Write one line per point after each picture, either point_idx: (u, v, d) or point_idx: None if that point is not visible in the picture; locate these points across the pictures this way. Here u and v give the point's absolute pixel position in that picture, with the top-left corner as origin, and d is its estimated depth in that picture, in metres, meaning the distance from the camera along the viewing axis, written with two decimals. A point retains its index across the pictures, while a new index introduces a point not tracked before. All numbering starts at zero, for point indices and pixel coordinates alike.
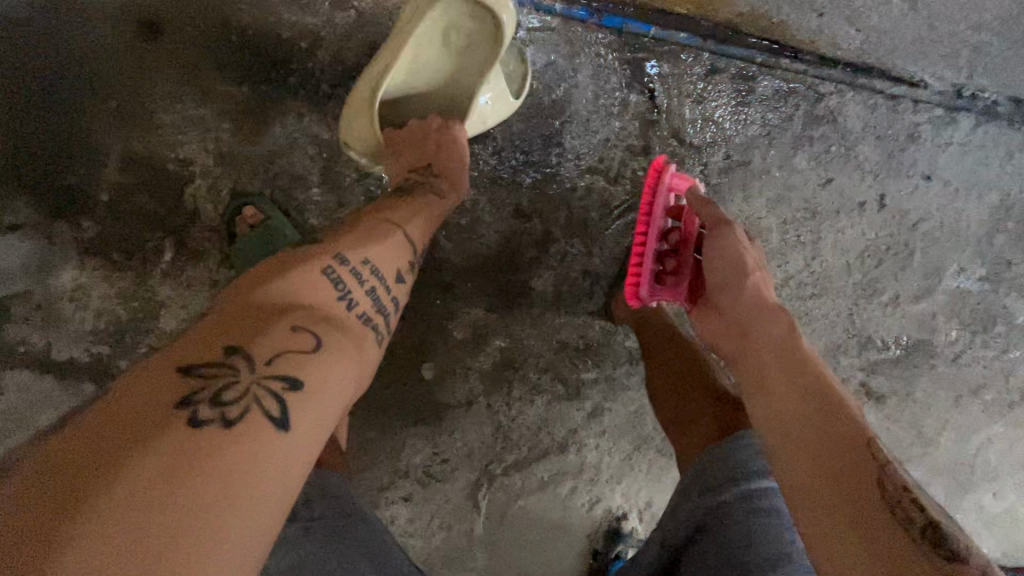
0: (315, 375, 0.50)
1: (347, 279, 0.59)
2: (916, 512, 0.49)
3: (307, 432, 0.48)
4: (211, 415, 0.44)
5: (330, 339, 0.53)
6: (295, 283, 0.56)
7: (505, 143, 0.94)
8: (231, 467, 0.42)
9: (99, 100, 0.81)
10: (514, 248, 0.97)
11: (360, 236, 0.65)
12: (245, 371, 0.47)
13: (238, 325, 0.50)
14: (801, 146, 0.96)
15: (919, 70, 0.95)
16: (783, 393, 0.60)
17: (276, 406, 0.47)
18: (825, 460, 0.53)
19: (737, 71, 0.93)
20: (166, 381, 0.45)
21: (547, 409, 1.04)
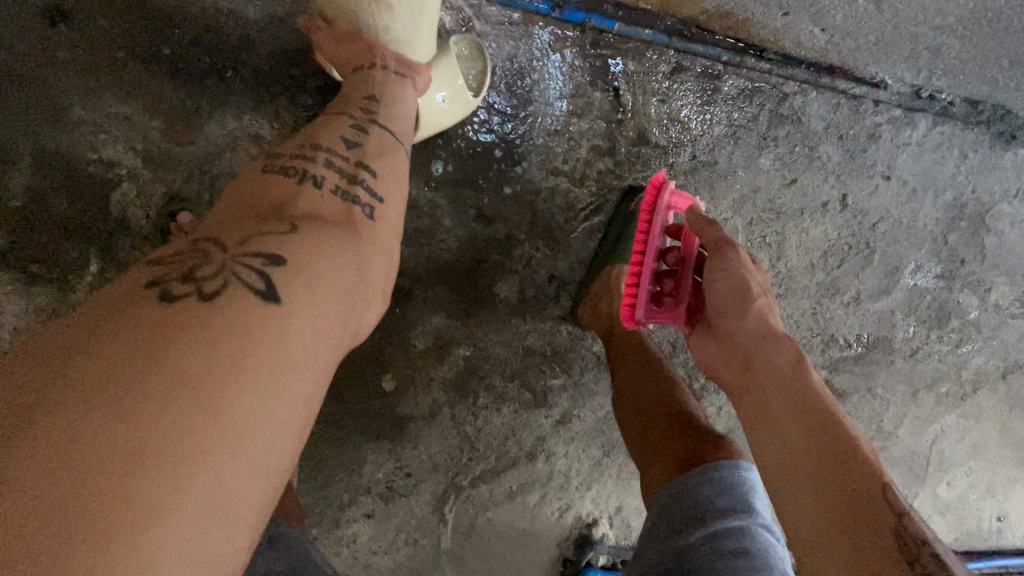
0: (295, 250, 0.49)
1: (298, 164, 0.58)
2: (938, 567, 0.47)
3: (301, 302, 0.46)
4: (185, 290, 0.42)
5: (307, 221, 0.52)
6: (260, 181, 0.56)
7: (465, 143, 0.89)
8: (218, 336, 0.40)
9: (10, 95, 0.72)
10: (477, 253, 0.92)
11: (300, 139, 0.63)
12: (219, 251, 0.46)
13: (221, 221, 0.51)
14: (766, 146, 0.95)
15: (879, 71, 0.95)
16: (790, 430, 0.59)
17: (259, 280, 0.45)
18: (838, 507, 0.52)
19: (702, 69, 0.91)
20: (136, 272, 0.44)
21: (514, 418, 1.01)
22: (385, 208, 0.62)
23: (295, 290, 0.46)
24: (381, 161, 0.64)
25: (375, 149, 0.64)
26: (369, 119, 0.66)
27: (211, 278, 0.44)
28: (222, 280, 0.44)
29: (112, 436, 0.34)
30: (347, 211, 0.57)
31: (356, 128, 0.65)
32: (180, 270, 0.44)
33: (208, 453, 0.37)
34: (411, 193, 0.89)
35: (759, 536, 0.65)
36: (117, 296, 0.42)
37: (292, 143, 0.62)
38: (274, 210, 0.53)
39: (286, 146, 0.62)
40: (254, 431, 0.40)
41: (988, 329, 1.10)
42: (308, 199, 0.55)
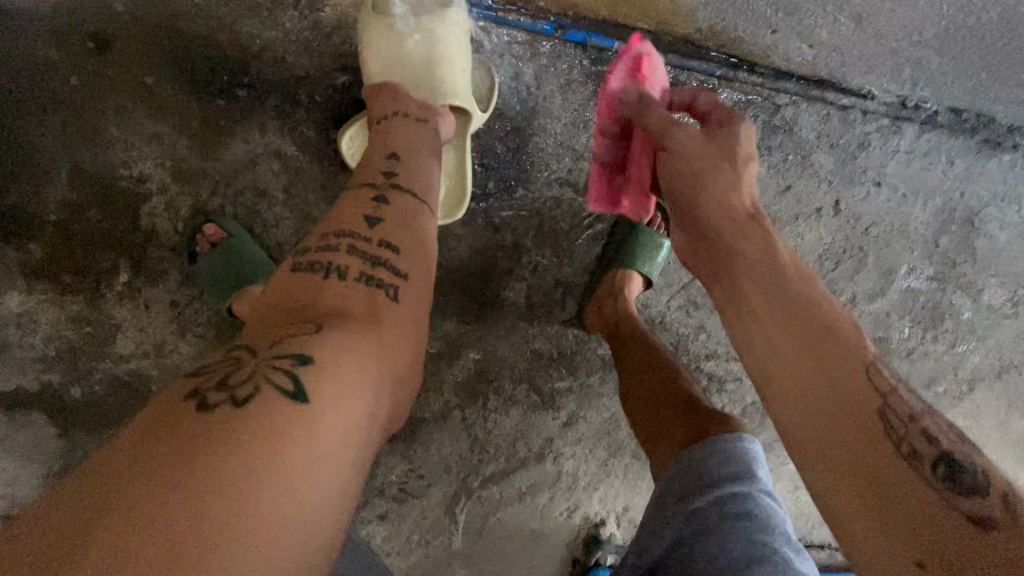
0: (321, 349, 0.50)
1: (326, 255, 0.61)
2: (923, 447, 0.45)
3: (331, 397, 0.48)
4: (221, 398, 0.44)
5: (333, 320, 0.55)
6: (290, 282, 0.59)
7: (474, 156, 0.93)
8: (251, 439, 0.42)
9: (45, 117, 0.76)
10: (486, 260, 0.96)
11: (324, 222, 0.65)
12: (252, 357, 0.49)
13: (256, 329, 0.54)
14: (760, 154, 0.99)
15: (867, 83, 0.99)
16: (770, 318, 0.54)
17: (290, 380, 0.47)
18: (826, 409, 0.48)
19: (699, 83, 0.95)
20: (177, 388, 0.47)
21: (523, 420, 1.04)
22: (406, 288, 0.63)
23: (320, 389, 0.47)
24: (403, 233, 0.66)
25: (397, 219, 0.66)
26: (389, 184, 0.68)
27: (243, 385, 0.46)
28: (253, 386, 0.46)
29: (161, 554, 0.35)
30: (369, 299, 0.60)
31: (379, 198, 0.67)
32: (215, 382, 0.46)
33: (249, 556, 0.37)
34: None
35: (763, 502, 0.66)
36: (159, 413, 0.44)
37: (321, 224, 0.65)
38: (301, 311, 0.56)
39: (313, 237, 0.64)
40: (293, 533, 0.40)
41: (983, 329, 1.13)
42: (334, 297, 0.58)
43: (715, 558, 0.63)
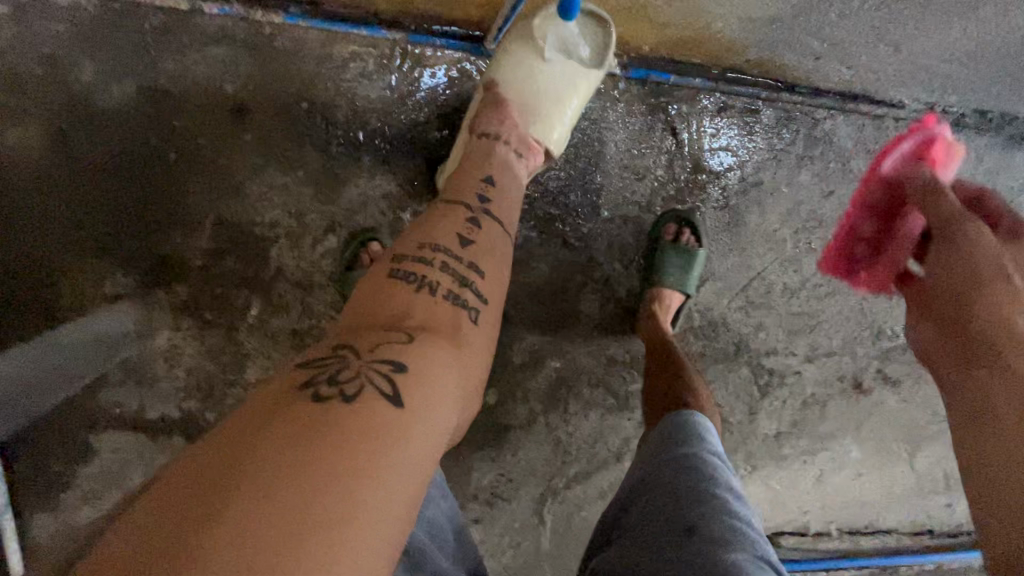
0: (410, 360, 0.54)
1: (414, 270, 0.64)
2: None
3: (418, 406, 0.51)
4: (329, 393, 0.49)
5: (421, 333, 0.58)
6: (381, 287, 0.62)
7: (548, 183, 1.04)
8: (353, 433, 0.46)
9: (192, 176, 0.88)
10: (563, 276, 1.07)
11: (415, 233, 0.68)
12: (354, 358, 0.53)
13: (350, 330, 0.58)
14: (804, 164, 1.09)
15: (898, 94, 1.09)
16: (989, 382, 0.50)
17: (386, 386, 0.51)
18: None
19: (743, 105, 1.06)
20: (285, 378, 0.52)
21: (601, 422, 1.13)
22: (486, 311, 0.66)
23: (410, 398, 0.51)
24: (491, 261, 0.69)
25: (485, 246, 0.70)
26: (483, 210, 0.72)
27: (344, 386, 0.50)
28: (354, 389, 0.50)
29: (277, 519, 0.40)
30: (453, 320, 0.62)
31: (473, 222, 0.71)
32: (318, 380, 0.50)
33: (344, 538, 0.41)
34: None
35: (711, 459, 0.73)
36: (275, 396, 0.49)
37: (414, 234, 0.68)
38: (392, 318, 0.59)
39: (406, 245, 0.67)
40: (381, 527, 0.44)
41: None
42: (420, 306, 0.61)
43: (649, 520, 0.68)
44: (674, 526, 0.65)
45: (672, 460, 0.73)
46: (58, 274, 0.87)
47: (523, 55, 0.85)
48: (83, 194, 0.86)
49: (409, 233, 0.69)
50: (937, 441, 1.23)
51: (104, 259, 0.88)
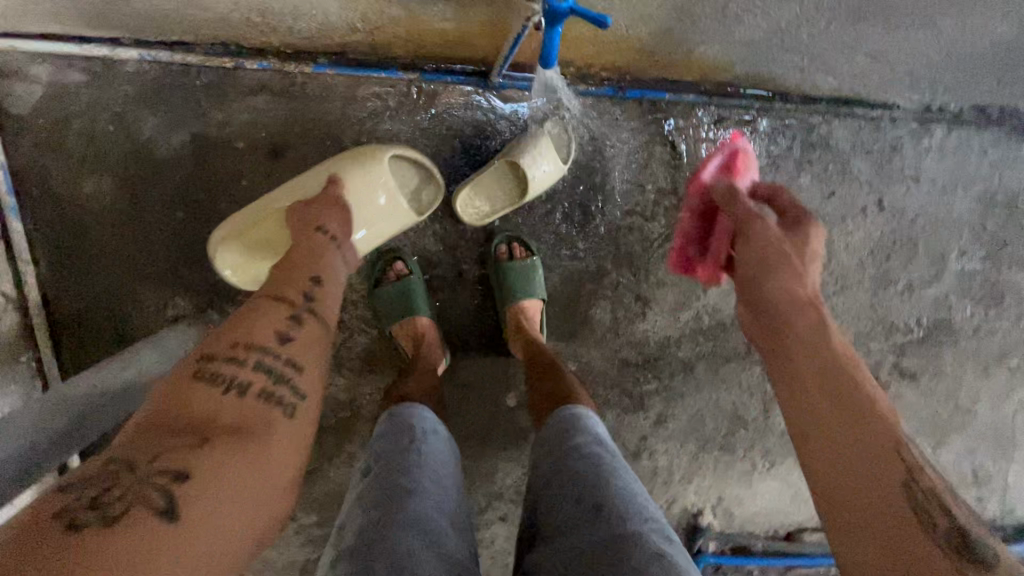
0: (194, 465, 0.47)
1: (227, 370, 0.57)
2: (947, 523, 0.58)
3: (201, 515, 0.45)
4: (88, 519, 0.42)
5: (218, 429, 0.51)
6: (181, 390, 0.54)
7: (556, 201, 1.11)
8: (116, 555, 0.40)
9: (239, 209, 0.99)
10: (575, 284, 1.14)
11: (230, 327, 0.62)
12: (128, 471, 0.46)
13: (139, 433, 0.50)
14: (803, 168, 1.14)
15: (892, 96, 1.13)
16: (843, 443, 0.64)
17: (163, 499, 0.44)
18: (870, 491, 0.60)
19: (739, 117, 1.12)
20: (42, 501, 0.44)
21: (618, 422, 1.19)
22: (306, 406, 0.60)
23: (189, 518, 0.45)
24: (313, 354, 0.64)
25: (308, 342, 0.65)
26: (307, 307, 0.67)
27: (119, 505, 0.44)
28: (131, 513, 0.43)
29: None
30: (267, 419, 0.56)
31: (294, 319, 0.65)
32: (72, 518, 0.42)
33: None
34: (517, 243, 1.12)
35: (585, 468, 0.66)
36: (29, 523, 0.42)
37: (240, 324, 0.62)
38: (187, 406, 0.52)
39: (217, 343, 0.59)
40: None
41: None
42: (229, 409, 0.54)
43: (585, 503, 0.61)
44: (584, 498, 0.61)
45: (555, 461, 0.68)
46: (127, 299, 0.99)
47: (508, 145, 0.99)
48: (146, 230, 0.98)
49: (226, 328, 0.62)
50: (963, 435, 1.23)
51: (164, 285, 1.00)
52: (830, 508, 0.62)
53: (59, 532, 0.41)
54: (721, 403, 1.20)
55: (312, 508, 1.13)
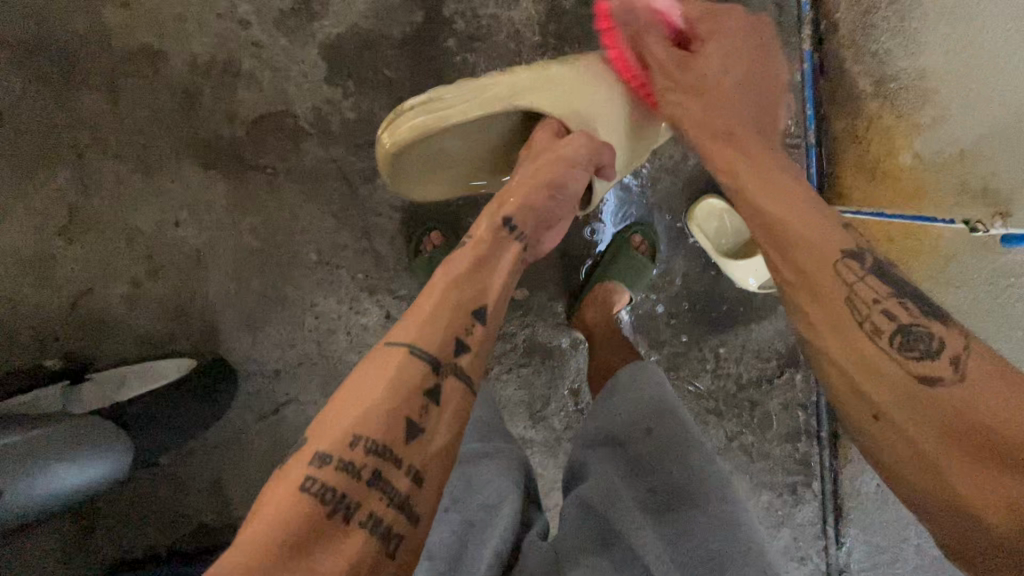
0: (427, 428, 0.53)
1: (490, 246, 0.66)
2: (917, 332, 0.53)
3: (447, 394, 0.55)
4: (380, 441, 0.50)
5: (466, 309, 0.60)
6: (423, 314, 0.58)
7: (710, 283, 1.16)
8: (413, 441, 0.52)
9: None
10: (637, 321, 1.18)
11: (411, 314, 0.59)
12: (396, 393, 0.52)
13: (386, 356, 0.55)
14: (769, 497, 1.18)
15: (850, 567, 1.17)
16: (804, 215, 0.61)
17: (424, 396, 0.54)
18: (849, 360, 0.54)
19: (809, 425, 1.17)
20: (323, 480, 0.48)
21: (511, 401, 1.16)
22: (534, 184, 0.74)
23: (430, 473, 0.52)
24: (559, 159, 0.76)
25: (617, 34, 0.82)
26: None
27: (407, 431, 0.52)
28: (361, 510, 0.48)
29: None
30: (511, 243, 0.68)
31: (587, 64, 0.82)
32: (356, 479, 0.49)
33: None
34: (665, 257, 1.16)
35: (666, 408, 0.74)
36: (324, 475, 0.48)
37: (435, 317, 0.57)
38: (414, 380, 0.54)
39: (481, 225, 0.68)
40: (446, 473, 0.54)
41: None
42: (484, 284, 0.63)
43: (644, 454, 0.70)
44: (636, 423, 0.73)
45: (621, 388, 0.79)
46: None
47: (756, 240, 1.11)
48: None
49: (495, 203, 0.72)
50: None
51: None
52: (862, 369, 0.53)
53: (370, 462, 0.49)
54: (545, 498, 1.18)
55: (359, 114, 1.05)
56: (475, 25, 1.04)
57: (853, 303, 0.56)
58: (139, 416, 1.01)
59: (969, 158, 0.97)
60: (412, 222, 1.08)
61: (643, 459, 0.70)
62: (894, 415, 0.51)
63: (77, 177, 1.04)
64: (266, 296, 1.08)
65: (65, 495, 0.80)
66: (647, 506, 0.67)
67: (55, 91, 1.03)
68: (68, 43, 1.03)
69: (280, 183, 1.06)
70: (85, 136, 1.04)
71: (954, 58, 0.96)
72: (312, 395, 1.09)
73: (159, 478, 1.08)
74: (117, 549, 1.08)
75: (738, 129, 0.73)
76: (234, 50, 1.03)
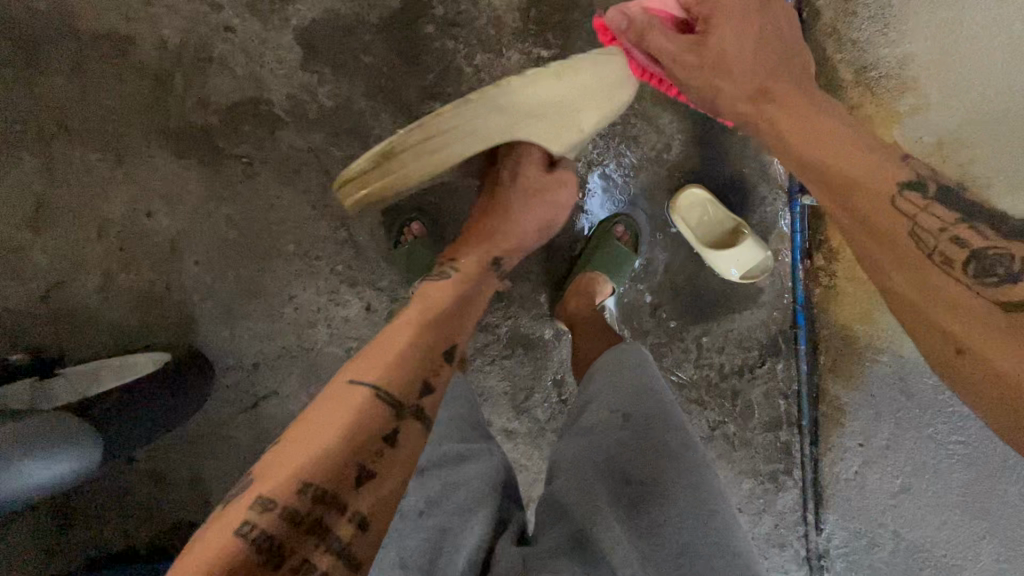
0: (379, 471, 0.54)
1: (444, 295, 0.73)
2: (955, 252, 0.52)
3: (401, 438, 0.57)
4: (325, 481, 0.51)
5: (422, 353, 0.64)
6: (388, 353, 0.62)
7: (693, 273, 1.16)
8: (360, 485, 0.52)
9: None
10: (620, 312, 1.18)
11: (376, 357, 0.62)
12: (353, 432, 0.54)
13: (345, 394, 0.58)
14: (751, 485, 1.19)
15: (829, 553, 1.19)
16: (847, 150, 0.62)
17: (377, 438, 0.55)
18: (922, 277, 0.53)
19: (791, 414, 1.18)
20: (263, 516, 0.49)
21: (495, 394, 1.15)
22: (488, 240, 0.85)
23: (376, 517, 0.52)
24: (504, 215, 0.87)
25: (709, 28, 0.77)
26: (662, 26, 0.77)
27: (354, 471, 0.52)
28: (295, 555, 0.48)
29: None
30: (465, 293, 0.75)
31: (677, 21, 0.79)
32: (296, 525, 0.49)
33: None
34: (648, 248, 1.16)
35: (646, 394, 0.74)
36: (270, 508, 0.49)
37: (395, 361, 0.61)
38: (373, 424, 0.55)
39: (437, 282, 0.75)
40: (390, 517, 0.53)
41: None
42: (444, 331, 0.67)
43: (620, 445, 0.70)
44: (615, 411, 0.73)
45: (602, 375, 0.78)
46: None
47: (735, 229, 1.11)
48: None
49: (464, 256, 0.82)
50: None
51: None
52: (927, 299, 0.52)
53: (312, 502, 0.50)
54: (529, 490, 1.18)
55: (337, 102, 1.03)
56: (453, 11, 1.02)
57: (918, 237, 0.54)
58: (108, 411, 0.97)
59: (946, 148, 0.98)
60: (392, 212, 1.07)
61: (621, 449, 0.70)
62: (989, 352, 0.47)
63: (44, 166, 1.01)
64: (243, 288, 1.05)
65: (37, 491, 0.79)
66: (631, 526, 0.65)
67: (17, 76, 1.00)
68: (30, 26, 0.99)
69: (256, 172, 1.03)
70: (51, 124, 1.01)
71: (934, 48, 0.96)
72: (293, 388, 1.07)
73: (134, 474, 1.07)
74: (92, 547, 1.06)
75: (768, 81, 0.72)
76: (206, 34, 1.00)
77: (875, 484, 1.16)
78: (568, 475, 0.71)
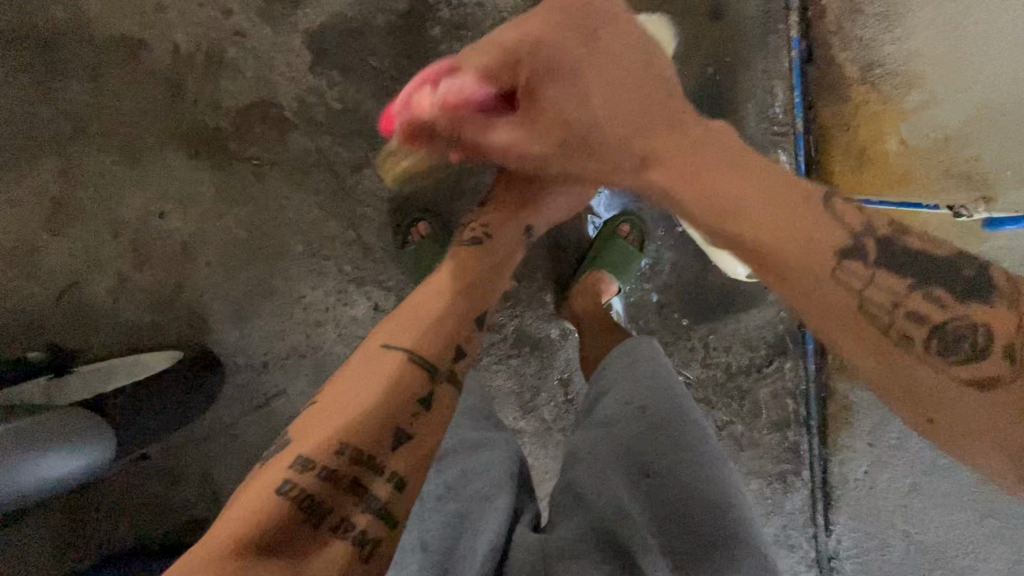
0: (415, 432, 0.55)
1: (473, 260, 0.74)
2: (938, 316, 0.47)
3: (435, 401, 0.58)
4: (363, 443, 0.52)
5: (455, 317, 0.65)
6: (422, 318, 0.64)
7: (700, 272, 1.16)
8: (397, 447, 0.53)
9: None
10: (627, 312, 1.18)
11: (411, 322, 0.63)
12: (391, 393, 0.56)
13: (379, 358, 0.59)
14: (759, 485, 1.18)
15: (839, 554, 1.18)
16: (759, 184, 0.53)
17: (412, 402, 0.56)
18: (869, 335, 0.49)
19: (800, 413, 1.17)
20: (301, 475, 0.50)
21: (502, 392, 1.16)
22: (515, 205, 0.84)
23: (413, 477, 0.53)
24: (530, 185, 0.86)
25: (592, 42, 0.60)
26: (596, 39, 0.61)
27: (390, 432, 0.54)
28: (335, 512, 0.49)
29: None
30: (494, 257, 0.76)
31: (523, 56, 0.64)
32: (334, 485, 0.50)
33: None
34: (654, 247, 1.16)
35: (662, 383, 0.74)
36: (310, 466, 0.50)
37: (430, 328, 0.62)
38: (410, 389, 0.57)
39: (464, 248, 0.76)
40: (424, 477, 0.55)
41: None
42: (476, 300, 0.69)
43: (635, 437, 0.70)
44: (630, 403, 0.73)
45: (621, 365, 0.78)
46: None
47: None
48: None
49: (489, 220, 0.82)
50: None
51: None
52: (897, 369, 0.48)
53: (351, 462, 0.51)
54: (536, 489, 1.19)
55: (345, 104, 1.04)
56: (460, 14, 1.03)
57: (869, 313, 0.48)
58: (124, 407, 0.99)
59: (954, 143, 0.97)
60: (399, 212, 1.08)
61: (636, 441, 0.70)
62: (962, 429, 0.46)
63: (59, 169, 1.03)
64: (253, 287, 1.07)
65: (42, 487, 0.79)
66: (649, 515, 0.66)
67: (35, 81, 1.02)
68: (46, 33, 1.02)
69: (265, 173, 1.05)
70: (67, 128, 1.03)
71: (940, 43, 0.96)
72: (302, 387, 1.09)
73: (147, 471, 1.08)
74: (106, 542, 1.07)
75: None
76: (217, 38, 1.02)
77: (885, 484, 1.15)
78: (581, 467, 0.71)
